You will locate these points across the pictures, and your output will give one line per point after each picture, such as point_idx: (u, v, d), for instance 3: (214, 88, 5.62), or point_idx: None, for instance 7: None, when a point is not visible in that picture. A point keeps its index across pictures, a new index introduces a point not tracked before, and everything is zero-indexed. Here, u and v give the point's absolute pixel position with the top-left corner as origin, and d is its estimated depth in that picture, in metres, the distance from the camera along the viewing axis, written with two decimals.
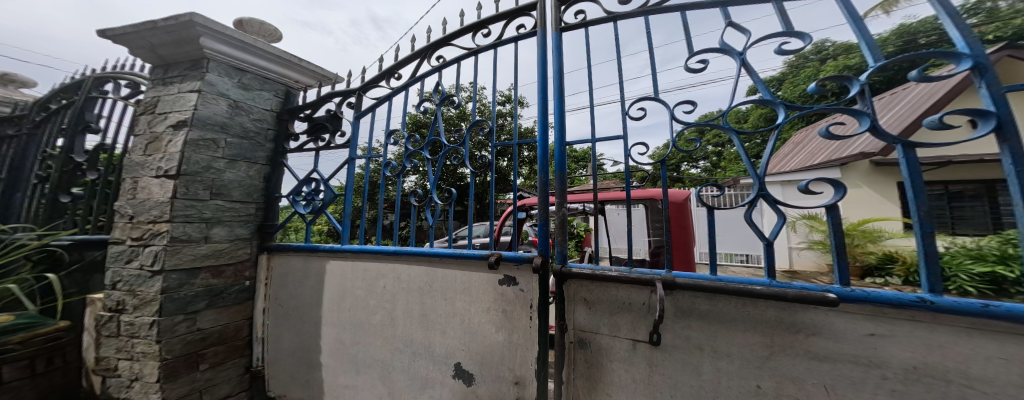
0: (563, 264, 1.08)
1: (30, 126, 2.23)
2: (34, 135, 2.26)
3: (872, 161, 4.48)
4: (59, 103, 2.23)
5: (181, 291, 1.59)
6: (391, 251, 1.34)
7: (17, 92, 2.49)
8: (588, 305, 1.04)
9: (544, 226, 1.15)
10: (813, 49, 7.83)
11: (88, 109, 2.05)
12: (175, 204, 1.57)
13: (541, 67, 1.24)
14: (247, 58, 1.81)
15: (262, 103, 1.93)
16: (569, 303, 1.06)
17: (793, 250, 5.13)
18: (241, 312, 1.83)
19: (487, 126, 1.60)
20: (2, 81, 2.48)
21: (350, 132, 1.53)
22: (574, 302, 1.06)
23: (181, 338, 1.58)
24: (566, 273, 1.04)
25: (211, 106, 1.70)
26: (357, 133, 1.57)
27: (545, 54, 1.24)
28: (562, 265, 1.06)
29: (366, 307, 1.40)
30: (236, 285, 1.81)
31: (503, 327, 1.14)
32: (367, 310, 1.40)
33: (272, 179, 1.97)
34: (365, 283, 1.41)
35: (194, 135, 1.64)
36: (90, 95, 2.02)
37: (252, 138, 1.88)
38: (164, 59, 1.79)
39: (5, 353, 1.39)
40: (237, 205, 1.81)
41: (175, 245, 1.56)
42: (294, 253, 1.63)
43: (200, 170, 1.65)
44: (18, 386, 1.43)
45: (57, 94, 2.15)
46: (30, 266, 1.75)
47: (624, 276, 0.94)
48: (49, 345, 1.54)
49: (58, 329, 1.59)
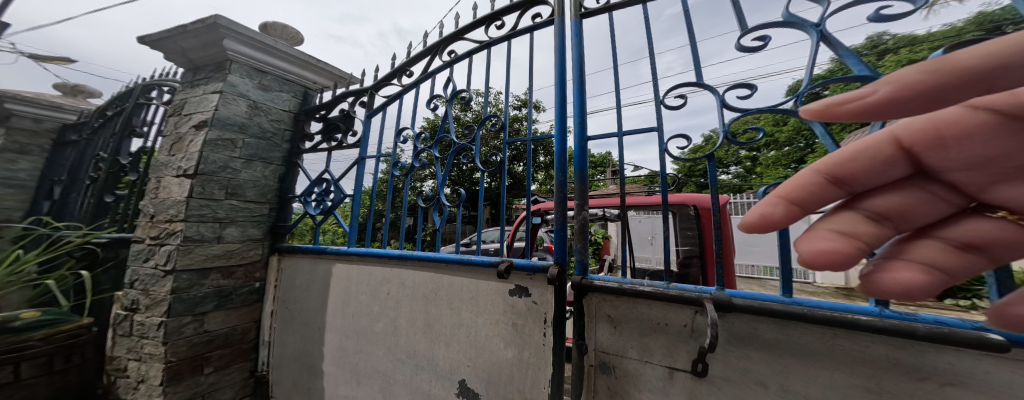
0: (582, 276, 0.95)
1: (89, 131, 2.34)
2: (94, 140, 2.38)
3: None
4: (115, 109, 2.32)
5: (191, 291, 1.58)
6: (397, 256, 1.27)
7: (85, 102, 2.70)
8: (612, 323, 0.91)
9: (561, 232, 1.02)
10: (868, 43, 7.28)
11: (137, 115, 2.12)
12: (190, 203, 1.58)
13: (559, 58, 1.15)
14: (269, 60, 1.82)
15: (280, 104, 1.93)
16: (588, 319, 0.94)
17: None
18: (250, 314, 1.81)
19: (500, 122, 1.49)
20: (74, 92, 2.71)
21: (361, 134, 1.48)
22: (596, 317, 0.93)
23: (187, 340, 1.56)
24: (587, 286, 0.92)
25: (231, 106, 1.71)
26: (369, 132, 1.52)
27: (564, 48, 1.14)
28: (581, 277, 0.94)
29: (370, 313, 1.32)
30: (246, 287, 1.79)
31: (512, 343, 1.03)
32: (370, 315, 1.32)
33: (287, 180, 1.96)
34: (370, 289, 1.34)
35: (213, 135, 1.65)
36: (139, 101, 2.08)
37: (269, 138, 1.88)
38: (193, 63, 1.85)
39: (26, 349, 1.42)
40: (252, 205, 1.81)
41: (188, 245, 1.56)
42: (303, 254, 1.59)
43: (217, 170, 1.66)
44: (33, 383, 1.42)
45: (114, 101, 2.24)
46: (74, 262, 1.81)
47: (659, 293, 0.80)
48: (68, 343, 1.55)
49: (80, 326, 1.63)
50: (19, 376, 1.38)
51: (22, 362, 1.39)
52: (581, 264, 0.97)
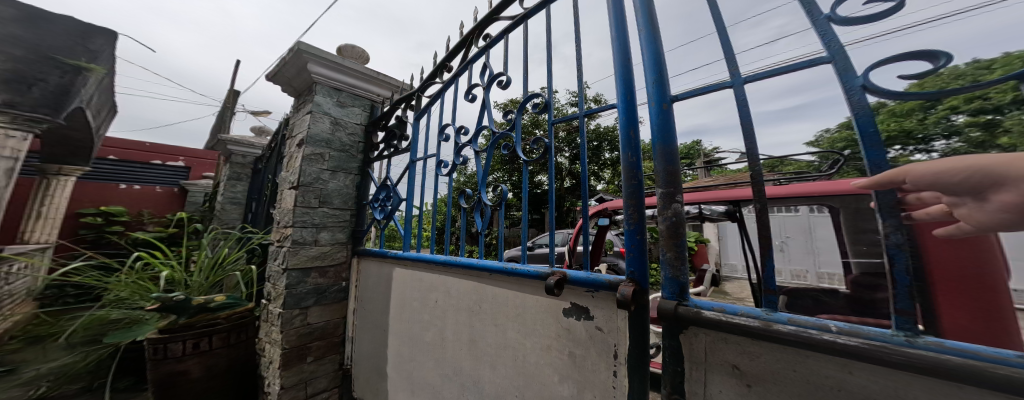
0: (682, 303, 0.63)
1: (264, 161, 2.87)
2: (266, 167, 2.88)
3: None
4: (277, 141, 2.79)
5: (298, 288, 1.77)
6: (442, 261, 1.14)
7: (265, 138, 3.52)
8: (740, 379, 0.58)
9: (633, 236, 0.75)
10: None
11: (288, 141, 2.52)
12: (296, 211, 1.78)
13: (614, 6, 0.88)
14: (343, 79, 1.97)
15: (355, 119, 2.08)
16: (691, 365, 0.62)
17: None
18: (339, 311, 1.97)
19: (541, 100, 1.19)
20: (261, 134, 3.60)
21: (411, 137, 1.44)
22: (711, 365, 0.60)
23: (296, 331, 1.76)
24: (715, 320, 0.58)
25: (318, 124, 1.89)
26: (419, 134, 1.46)
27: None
28: (685, 304, 0.63)
29: (420, 321, 1.25)
30: (336, 285, 1.96)
31: (570, 378, 0.80)
32: (420, 323, 1.24)
33: (363, 188, 2.09)
34: (420, 295, 1.26)
35: (308, 150, 1.84)
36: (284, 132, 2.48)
37: (347, 150, 2.03)
38: (296, 91, 2.14)
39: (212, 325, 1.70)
40: (338, 212, 1.98)
41: (296, 247, 1.77)
42: (372, 258, 1.65)
43: (312, 181, 1.85)
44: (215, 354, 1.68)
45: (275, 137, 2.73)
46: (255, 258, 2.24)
47: (907, 359, 0.43)
48: (241, 323, 1.80)
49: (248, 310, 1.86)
50: (208, 346, 1.66)
51: (208, 335, 1.66)
52: (677, 282, 0.65)
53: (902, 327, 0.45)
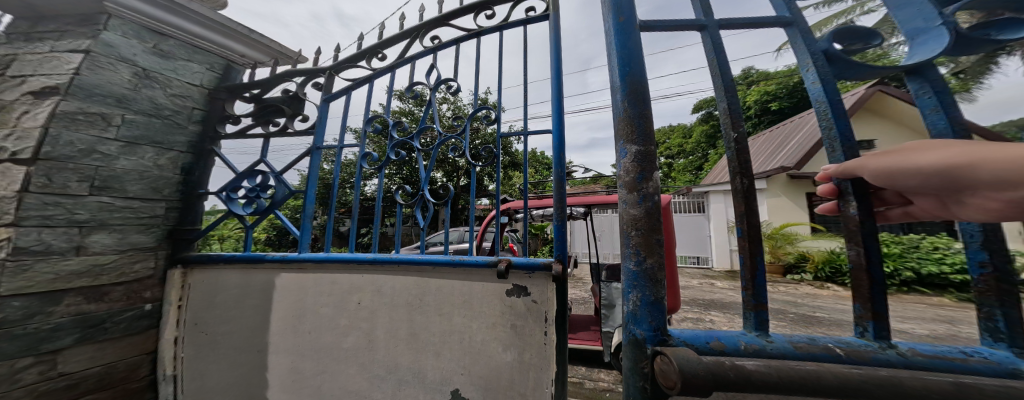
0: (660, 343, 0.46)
1: None
2: None
3: (788, 175, 5.83)
4: None
5: (28, 325, 1.08)
6: (370, 260, 1.11)
7: None
8: None
9: (562, 229, 0.99)
10: (746, 77, 9.49)
11: None
12: (24, 200, 1.07)
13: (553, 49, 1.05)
14: (171, 20, 1.34)
15: (185, 76, 1.44)
16: None
17: (732, 252, 6.11)
18: (141, 344, 1.34)
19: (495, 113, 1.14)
20: None
21: (316, 120, 1.26)
22: None
23: (31, 390, 1.10)
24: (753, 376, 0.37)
25: (104, 72, 1.23)
26: (325, 119, 1.31)
27: (557, 39, 1.05)
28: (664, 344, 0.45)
29: (335, 327, 1.15)
30: (131, 311, 1.30)
31: (512, 345, 0.99)
32: (336, 330, 1.15)
33: (196, 172, 1.47)
34: (332, 301, 1.16)
35: (70, 107, 1.15)
36: None
37: (167, 116, 1.38)
38: (39, 11, 1.31)
39: None
40: (140, 205, 1.32)
41: (23, 260, 1.07)
42: (229, 266, 1.30)
43: (75, 154, 1.16)
44: None
45: None
46: None
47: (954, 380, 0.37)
48: None
49: None
50: None
51: None
52: (658, 308, 0.46)
53: (880, 337, 0.44)
